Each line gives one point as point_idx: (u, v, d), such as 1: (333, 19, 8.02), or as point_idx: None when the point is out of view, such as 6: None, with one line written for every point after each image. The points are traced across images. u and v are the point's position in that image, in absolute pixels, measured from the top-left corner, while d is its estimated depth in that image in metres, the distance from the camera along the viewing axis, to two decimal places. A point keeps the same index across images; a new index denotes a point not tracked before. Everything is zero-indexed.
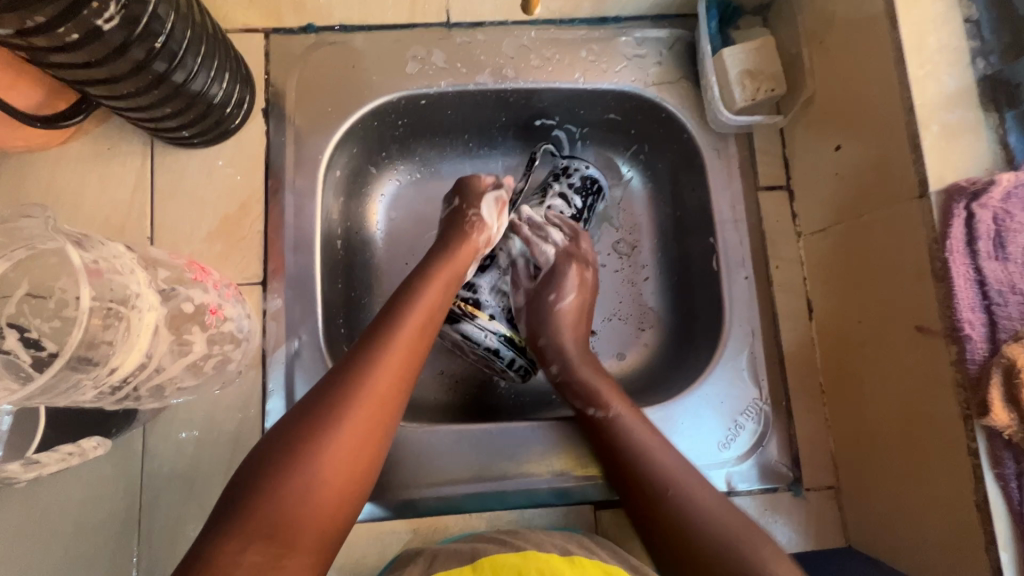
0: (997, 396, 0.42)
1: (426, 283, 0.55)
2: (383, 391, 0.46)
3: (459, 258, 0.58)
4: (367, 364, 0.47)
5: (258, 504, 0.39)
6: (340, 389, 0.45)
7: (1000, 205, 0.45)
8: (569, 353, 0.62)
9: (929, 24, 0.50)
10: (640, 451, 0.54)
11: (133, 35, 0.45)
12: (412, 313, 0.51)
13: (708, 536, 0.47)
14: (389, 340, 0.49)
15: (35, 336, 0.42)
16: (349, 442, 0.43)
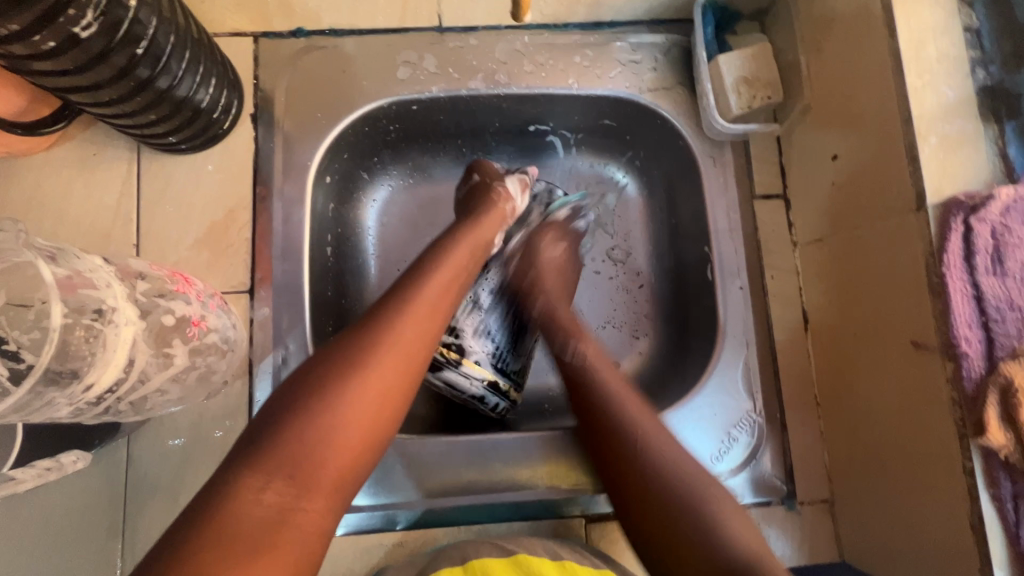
0: (993, 416, 0.41)
1: (457, 242, 0.54)
2: (412, 339, 0.45)
3: (487, 223, 0.58)
4: (396, 310, 0.46)
5: (280, 443, 0.38)
6: (370, 332, 0.44)
7: (1000, 219, 0.44)
8: (555, 302, 0.63)
9: (928, 32, 0.49)
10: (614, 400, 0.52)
11: (113, 40, 0.44)
12: (440, 268, 0.51)
13: (677, 496, 0.45)
14: (419, 289, 0.48)
15: (12, 348, 0.38)
16: (380, 386, 0.42)
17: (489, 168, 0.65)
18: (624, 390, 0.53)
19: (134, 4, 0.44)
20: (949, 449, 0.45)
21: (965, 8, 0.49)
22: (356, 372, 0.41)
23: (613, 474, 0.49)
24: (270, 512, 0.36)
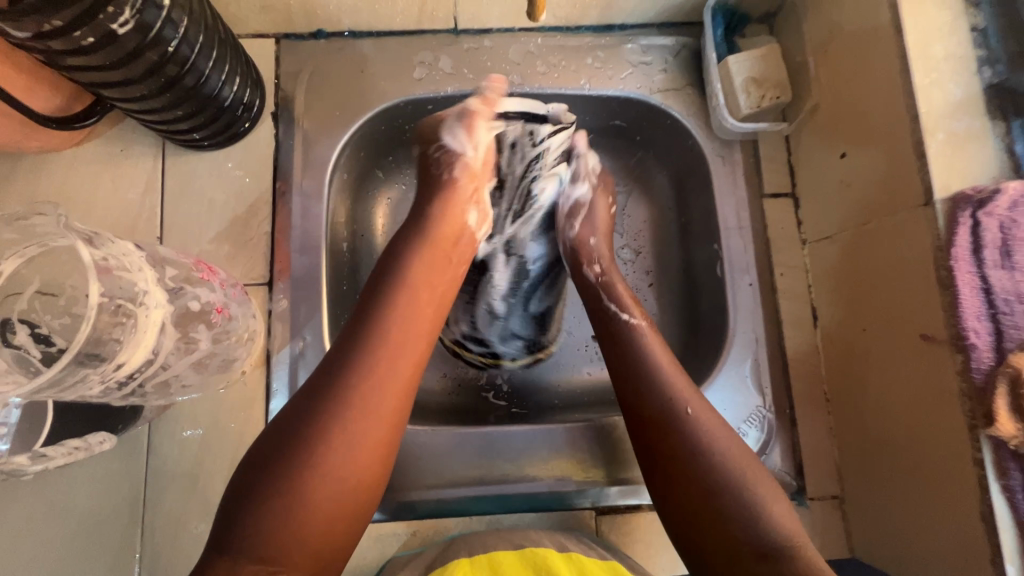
0: (1002, 406, 0.42)
1: (416, 262, 0.51)
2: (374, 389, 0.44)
3: (445, 225, 0.53)
4: (356, 359, 0.44)
5: (255, 519, 0.39)
6: (331, 388, 0.43)
7: (1008, 213, 0.44)
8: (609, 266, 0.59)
9: (935, 32, 0.50)
10: (654, 377, 0.49)
11: (146, 39, 0.46)
12: (401, 300, 0.48)
13: (717, 479, 0.44)
14: (387, 336, 0.46)
15: (44, 332, 0.44)
16: (356, 455, 0.42)
17: (431, 127, 0.58)
18: (668, 361, 0.51)
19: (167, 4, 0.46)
20: (955, 440, 0.46)
21: (971, 9, 0.50)
22: (325, 443, 0.41)
23: (653, 443, 0.47)
24: None
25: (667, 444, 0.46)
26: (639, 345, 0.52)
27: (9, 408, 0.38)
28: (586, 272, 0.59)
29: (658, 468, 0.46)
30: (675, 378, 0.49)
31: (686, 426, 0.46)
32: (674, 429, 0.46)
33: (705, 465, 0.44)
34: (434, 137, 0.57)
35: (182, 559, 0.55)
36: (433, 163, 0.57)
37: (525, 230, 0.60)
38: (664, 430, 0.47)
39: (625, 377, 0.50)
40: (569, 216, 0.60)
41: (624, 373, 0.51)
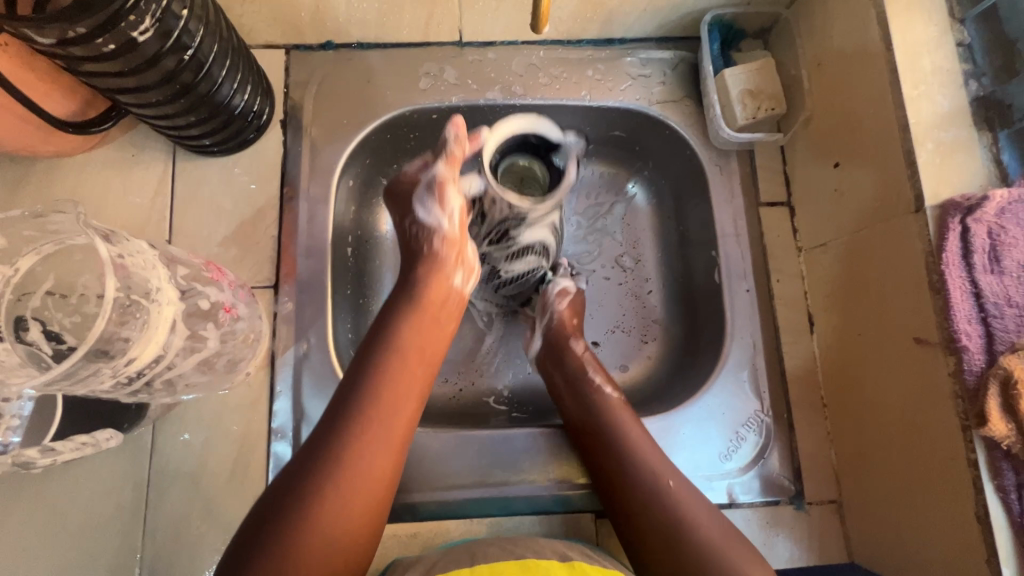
0: (994, 407, 0.43)
1: (406, 325, 0.54)
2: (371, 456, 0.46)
3: (428, 297, 0.55)
4: (353, 424, 0.47)
5: None
6: (329, 452, 0.45)
7: (995, 219, 0.46)
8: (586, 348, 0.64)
9: (923, 46, 0.52)
10: (631, 455, 0.54)
11: (165, 47, 0.47)
12: (394, 363, 0.51)
13: (700, 552, 0.47)
14: (385, 399, 0.49)
15: (55, 330, 0.44)
16: (354, 519, 0.45)
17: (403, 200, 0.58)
18: (643, 440, 0.56)
19: (186, 15, 0.48)
20: (934, 477, 0.48)
21: (957, 25, 0.52)
22: (323, 509, 0.43)
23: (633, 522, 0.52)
24: None
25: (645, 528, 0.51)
26: (616, 423, 0.57)
27: (23, 400, 0.41)
28: (574, 347, 0.63)
29: (644, 546, 0.50)
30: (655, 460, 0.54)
31: (665, 500, 0.51)
32: (653, 506, 0.51)
33: (685, 537, 0.49)
34: (404, 214, 0.59)
35: (183, 560, 0.55)
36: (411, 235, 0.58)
37: (501, 254, 0.63)
38: (644, 506, 0.51)
39: (602, 460, 0.56)
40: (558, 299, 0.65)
41: (606, 452, 0.56)
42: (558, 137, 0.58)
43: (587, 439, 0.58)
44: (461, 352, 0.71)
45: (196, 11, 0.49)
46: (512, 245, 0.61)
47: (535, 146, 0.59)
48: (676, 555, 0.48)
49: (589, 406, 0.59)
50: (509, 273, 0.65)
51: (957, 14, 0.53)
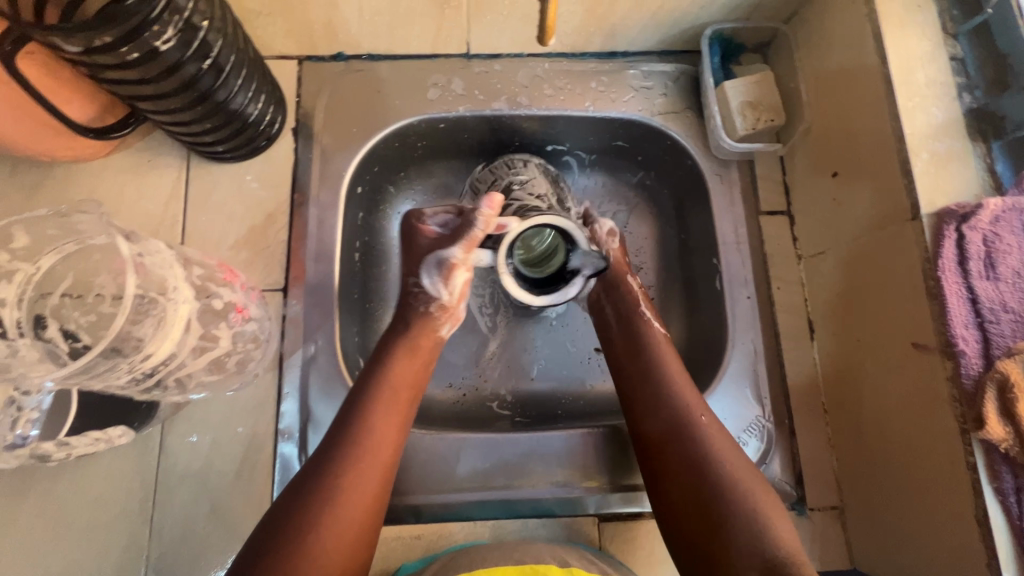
0: (992, 410, 0.43)
1: (396, 360, 0.56)
2: (361, 486, 0.48)
3: (421, 350, 0.57)
4: (342, 456, 0.49)
5: None
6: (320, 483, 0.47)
7: (990, 227, 0.47)
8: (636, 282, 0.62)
9: (917, 60, 0.53)
10: (664, 383, 0.55)
11: (184, 56, 0.49)
12: (381, 396, 0.53)
13: (721, 490, 0.48)
14: (352, 465, 0.48)
15: (72, 328, 0.45)
16: (345, 544, 0.45)
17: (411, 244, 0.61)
18: (681, 374, 0.56)
19: (206, 26, 0.50)
20: (933, 475, 0.49)
21: (949, 40, 0.54)
22: (317, 537, 0.44)
23: (662, 450, 0.52)
24: None
25: (675, 451, 0.51)
26: (658, 355, 0.57)
27: (43, 394, 0.45)
28: (629, 282, 0.62)
29: (670, 472, 0.51)
30: (686, 393, 0.54)
31: (694, 430, 0.52)
32: (682, 435, 0.52)
33: (706, 469, 0.49)
34: (411, 270, 0.60)
35: (190, 559, 0.56)
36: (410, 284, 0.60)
37: None
38: (673, 433, 0.52)
39: (636, 387, 0.56)
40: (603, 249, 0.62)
41: (643, 380, 0.56)
42: (581, 241, 0.53)
43: (626, 366, 0.58)
44: (466, 357, 0.72)
45: (216, 23, 0.51)
46: None
47: (559, 233, 0.54)
48: (695, 482, 0.49)
49: (632, 337, 0.59)
50: None
51: (950, 29, 0.54)
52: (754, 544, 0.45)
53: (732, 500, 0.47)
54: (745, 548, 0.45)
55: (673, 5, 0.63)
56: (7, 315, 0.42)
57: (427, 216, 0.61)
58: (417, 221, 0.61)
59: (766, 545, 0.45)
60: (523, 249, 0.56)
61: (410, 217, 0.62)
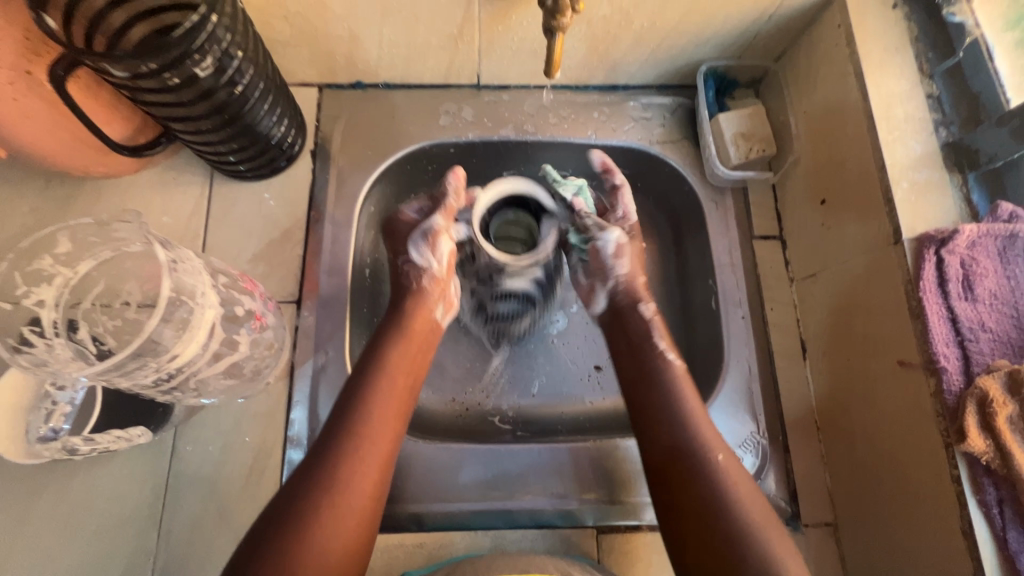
0: (972, 423, 0.46)
1: (394, 350, 0.58)
2: (365, 471, 0.50)
3: (415, 336, 0.60)
4: (342, 442, 0.50)
5: None
6: (322, 469, 0.49)
7: (967, 251, 0.51)
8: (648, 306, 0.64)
9: (896, 98, 0.58)
10: (665, 385, 0.57)
11: (218, 82, 0.53)
12: (378, 386, 0.55)
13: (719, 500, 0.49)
14: (350, 458, 0.50)
15: (100, 332, 0.50)
16: (346, 530, 0.47)
17: (396, 237, 0.65)
18: (692, 394, 0.57)
19: (241, 56, 0.54)
20: (920, 487, 0.51)
21: (926, 79, 0.59)
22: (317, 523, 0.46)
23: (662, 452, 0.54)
24: None
25: (672, 451, 0.53)
26: (669, 389, 0.57)
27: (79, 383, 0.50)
28: (643, 310, 0.63)
29: (663, 473, 0.53)
30: (688, 394, 0.56)
31: (694, 436, 0.53)
32: (691, 466, 0.52)
33: (710, 486, 0.50)
34: (401, 250, 0.64)
35: (196, 563, 0.56)
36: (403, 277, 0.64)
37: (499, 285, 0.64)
38: (683, 457, 0.52)
39: (648, 414, 0.56)
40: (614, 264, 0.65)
41: (645, 388, 0.58)
42: (551, 205, 0.63)
43: (635, 403, 0.58)
44: (469, 371, 0.74)
45: (249, 54, 0.55)
46: (497, 287, 0.64)
47: (519, 205, 0.65)
48: (696, 494, 0.50)
49: (641, 357, 0.60)
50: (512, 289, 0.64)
51: (926, 69, 0.59)
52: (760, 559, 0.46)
53: (734, 519, 0.48)
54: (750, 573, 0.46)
55: (670, 44, 0.68)
56: (46, 316, 0.46)
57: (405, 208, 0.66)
58: (396, 216, 0.66)
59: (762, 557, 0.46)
60: (498, 220, 0.66)
61: (392, 216, 0.67)
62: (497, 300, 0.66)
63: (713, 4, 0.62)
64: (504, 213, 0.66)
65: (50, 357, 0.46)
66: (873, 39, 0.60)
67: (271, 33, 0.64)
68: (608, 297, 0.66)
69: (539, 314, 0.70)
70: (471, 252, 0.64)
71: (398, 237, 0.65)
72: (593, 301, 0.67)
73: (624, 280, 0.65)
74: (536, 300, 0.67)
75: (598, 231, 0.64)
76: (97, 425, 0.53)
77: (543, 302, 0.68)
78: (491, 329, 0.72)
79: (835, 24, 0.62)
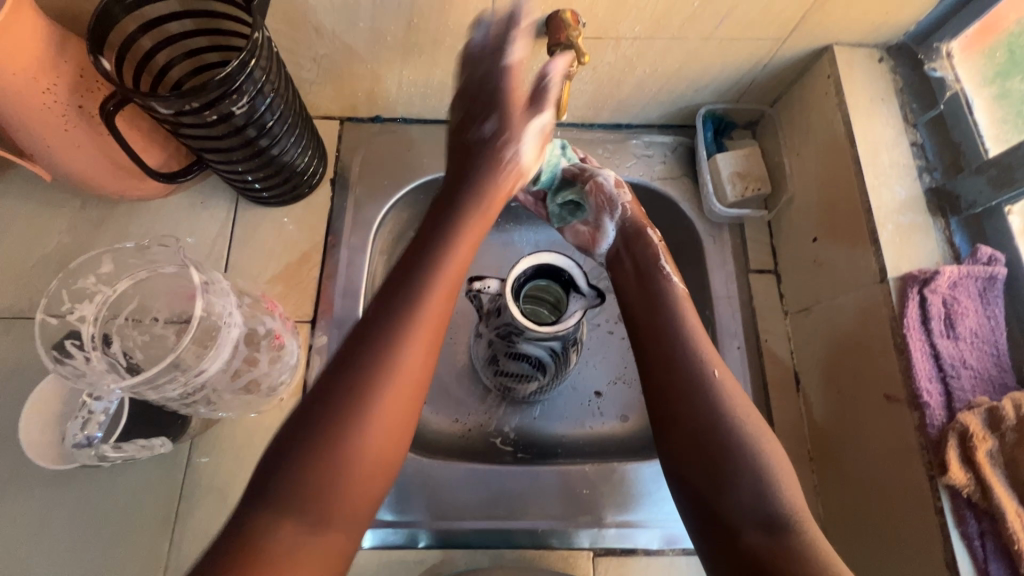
0: (954, 457, 0.49)
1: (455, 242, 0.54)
2: (414, 367, 0.46)
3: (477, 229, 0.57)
4: (391, 332, 0.46)
5: (301, 474, 0.41)
6: (367, 356, 0.45)
7: (948, 291, 0.54)
8: (654, 242, 0.65)
9: (881, 146, 0.62)
10: (671, 311, 0.59)
11: (251, 118, 0.58)
12: (434, 279, 0.50)
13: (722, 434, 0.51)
14: (400, 353, 0.46)
15: (129, 346, 0.55)
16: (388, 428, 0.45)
17: (490, 95, 0.61)
18: (696, 323, 0.58)
19: (273, 95, 0.59)
20: (907, 517, 0.53)
21: (910, 128, 0.63)
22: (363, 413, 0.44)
23: (660, 372, 0.56)
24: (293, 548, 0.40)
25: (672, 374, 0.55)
26: (682, 336, 0.57)
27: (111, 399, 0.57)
28: (650, 235, 0.65)
29: (659, 396, 0.55)
30: (690, 320, 0.58)
31: (698, 363, 0.55)
32: (697, 398, 0.53)
33: (715, 412, 0.52)
34: (496, 117, 0.61)
35: None
36: (482, 141, 0.62)
37: (518, 344, 0.63)
38: (681, 371, 0.54)
39: (652, 333, 0.58)
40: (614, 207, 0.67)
41: (652, 316, 0.59)
42: (583, 285, 0.59)
43: (649, 356, 0.57)
44: (474, 394, 0.76)
45: (281, 93, 0.60)
46: (515, 346, 0.64)
47: (553, 276, 0.61)
48: (700, 415, 0.52)
49: (648, 287, 0.62)
50: (526, 352, 0.64)
51: (910, 119, 0.64)
52: (757, 500, 0.47)
53: (738, 456, 0.49)
54: (756, 520, 0.46)
55: (671, 88, 0.73)
56: (86, 330, 0.52)
57: (478, 48, 0.61)
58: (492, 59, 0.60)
59: (767, 499, 0.47)
60: (531, 285, 0.63)
61: (494, 69, 0.60)
62: (510, 358, 0.67)
63: (712, 53, 0.66)
64: (537, 280, 0.63)
65: (86, 371, 0.49)
66: (860, 90, 0.64)
67: (300, 72, 0.69)
68: (616, 228, 0.67)
69: (548, 381, 0.70)
70: (492, 310, 0.63)
71: (493, 104, 0.61)
72: (601, 237, 0.68)
73: (628, 210, 0.67)
74: (548, 368, 0.67)
75: (594, 169, 0.69)
76: (120, 434, 0.57)
77: (553, 371, 0.68)
78: (498, 383, 0.72)
79: (826, 75, 0.66)
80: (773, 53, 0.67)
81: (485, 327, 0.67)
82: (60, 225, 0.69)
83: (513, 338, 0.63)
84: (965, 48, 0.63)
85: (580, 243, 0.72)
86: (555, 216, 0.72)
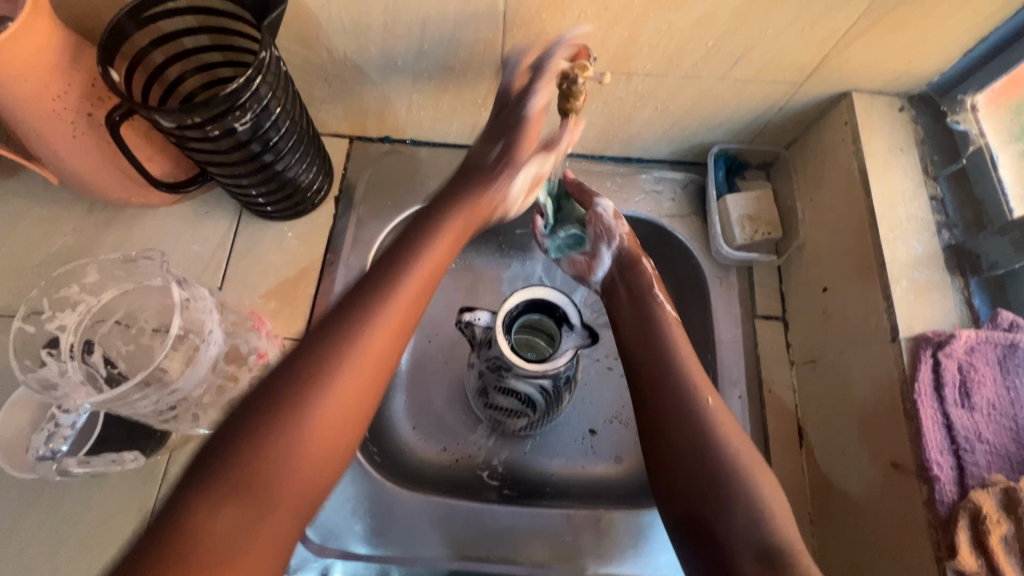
0: (964, 540, 0.45)
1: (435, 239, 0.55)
2: (370, 355, 0.45)
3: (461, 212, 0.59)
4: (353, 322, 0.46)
5: (237, 450, 0.39)
6: (325, 341, 0.45)
7: (964, 356, 0.51)
8: (647, 274, 0.63)
9: (899, 198, 0.60)
10: (668, 344, 0.56)
11: (254, 134, 0.57)
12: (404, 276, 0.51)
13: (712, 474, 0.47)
14: (357, 342, 0.45)
15: (113, 356, 0.56)
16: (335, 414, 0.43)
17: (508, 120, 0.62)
18: (686, 346, 0.56)
19: (278, 113, 0.58)
20: None
21: (931, 181, 0.61)
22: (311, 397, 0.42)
23: (645, 396, 0.54)
24: (227, 536, 0.37)
25: (656, 406, 0.52)
26: (671, 352, 0.55)
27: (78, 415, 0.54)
28: (644, 264, 0.64)
29: (646, 428, 0.52)
30: (683, 347, 0.56)
31: (688, 392, 0.52)
32: (686, 426, 0.50)
33: (702, 449, 0.49)
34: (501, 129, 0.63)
35: None
36: (488, 167, 0.63)
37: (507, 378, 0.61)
38: (669, 396, 0.52)
39: (641, 355, 0.56)
40: (607, 241, 0.66)
41: (644, 344, 0.57)
42: (573, 320, 0.58)
43: (641, 373, 0.55)
44: (464, 423, 0.74)
45: (287, 110, 0.59)
46: (504, 381, 0.62)
47: (546, 311, 0.60)
48: (693, 454, 0.49)
49: (645, 317, 0.59)
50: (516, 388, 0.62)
51: (931, 172, 0.62)
52: (750, 529, 0.45)
53: (729, 494, 0.46)
54: (755, 551, 0.44)
55: (683, 125, 0.71)
56: (65, 340, 0.54)
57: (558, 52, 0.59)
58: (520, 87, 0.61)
59: (762, 531, 0.44)
60: (524, 318, 0.61)
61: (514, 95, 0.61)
62: (500, 392, 0.65)
63: (726, 93, 0.65)
64: (530, 315, 0.61)
65: (61, 381, 0.51)
66: (878, 138, 0.62)
67: (312, 91, 0.69)
68: (612, 257, 0.66)
69: (538, 418, 0.68)
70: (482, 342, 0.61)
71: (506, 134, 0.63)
72: (595, 268, 0.67)
73: (623, 244, 0.65)
74: (537, 405, 0.65)
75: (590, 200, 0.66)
76: (92, 447, 0.55)
77: (544, 408, 0.66)
78: (489, 416, 0.70)
79: (843, 121, 0.64)
80: (790, 96, 0.65)
81: (475, 355, 0.65)
82: (64, 228, 0.70)
83: (504, 372, 0.60)
84: (992, 101, 0.60)
85: (577, 273, 0.70)
86: (555, 250, 0.71)
